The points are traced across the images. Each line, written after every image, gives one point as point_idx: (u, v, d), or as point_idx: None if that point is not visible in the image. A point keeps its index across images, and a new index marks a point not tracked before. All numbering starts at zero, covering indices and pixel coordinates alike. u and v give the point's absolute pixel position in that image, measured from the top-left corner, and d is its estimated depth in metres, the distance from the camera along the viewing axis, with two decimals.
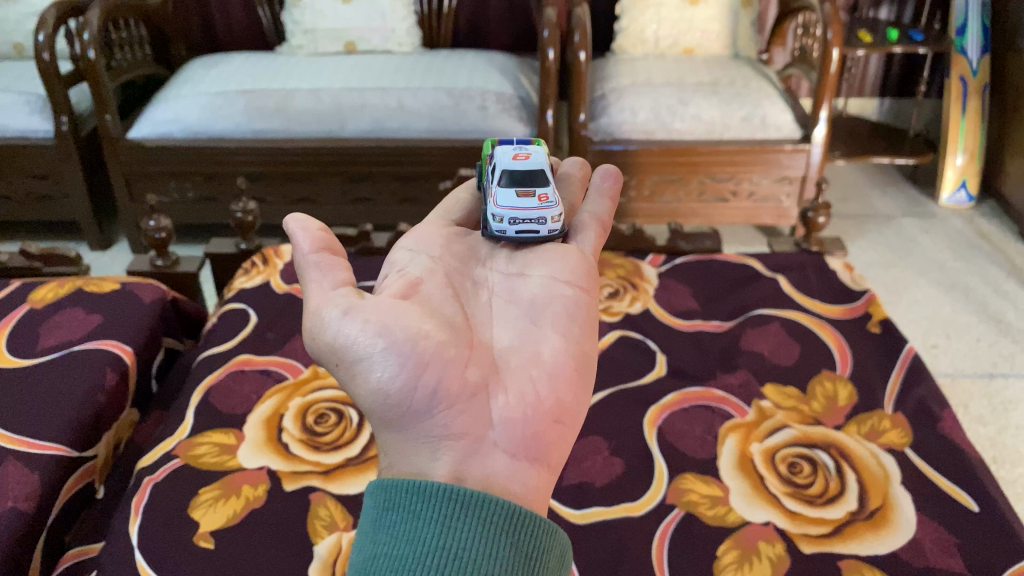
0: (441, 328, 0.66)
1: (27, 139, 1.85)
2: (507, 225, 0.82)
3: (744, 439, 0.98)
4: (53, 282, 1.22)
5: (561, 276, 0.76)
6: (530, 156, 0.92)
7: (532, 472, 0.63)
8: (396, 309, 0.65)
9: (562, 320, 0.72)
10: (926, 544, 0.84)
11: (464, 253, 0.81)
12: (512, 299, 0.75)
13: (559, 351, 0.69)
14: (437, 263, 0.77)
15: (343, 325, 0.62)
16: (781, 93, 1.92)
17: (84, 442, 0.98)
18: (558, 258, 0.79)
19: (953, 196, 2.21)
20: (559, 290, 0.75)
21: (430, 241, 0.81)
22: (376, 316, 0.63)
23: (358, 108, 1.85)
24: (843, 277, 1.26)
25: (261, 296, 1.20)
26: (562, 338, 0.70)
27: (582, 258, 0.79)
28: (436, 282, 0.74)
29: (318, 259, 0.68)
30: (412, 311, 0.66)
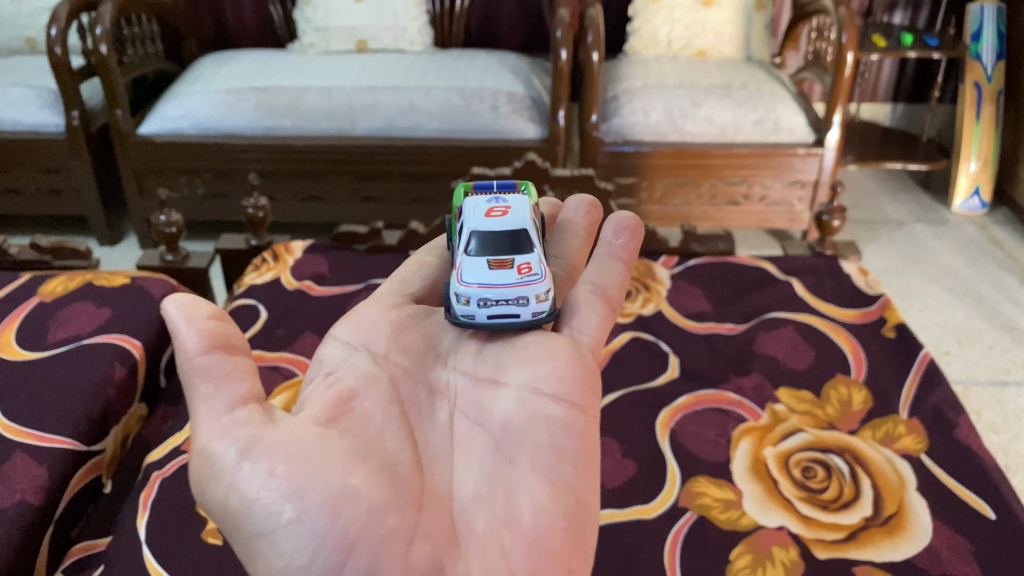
0: (376, 483, 0.60)
1: (37, 133, 1.85)
2: (476, 307, 0.73)
3: (756, 443, 0.97)
4: (63, 275, 1.22)
5: (541, 388, 0.67)
6: (508, 208, 0.79)
7: None
8: (312, 453, 0.59)
9: (538, 456, 0.64)
10: (942, 551, 0.83)
11: (419, 350, 0.74)
12: (481, 421, 0.68)
13: (541, 513, 0.61)
14: (380, 370, 0.70)
15: (247, 482, 0.57)
16: (794, 96, 1.92)
17: (92, 436, 0.97)
18: (549, 357, 0.69)
19: (966, 203, 2.20)
20: (542, 410, 0.66)
21: (375, 336, 0.73)
22: (288, 474, 0.57)
23: (370, 106, 1.85)
24: (857, 281, 1.25)
25: (271, 292, 1.19)
26: (541, 483, 0.63)
27: (577, 352, 0.70)
28: (378, 404, 0.67)
29: (205, 361, 0.62)
30: (333, 455, 0.60)
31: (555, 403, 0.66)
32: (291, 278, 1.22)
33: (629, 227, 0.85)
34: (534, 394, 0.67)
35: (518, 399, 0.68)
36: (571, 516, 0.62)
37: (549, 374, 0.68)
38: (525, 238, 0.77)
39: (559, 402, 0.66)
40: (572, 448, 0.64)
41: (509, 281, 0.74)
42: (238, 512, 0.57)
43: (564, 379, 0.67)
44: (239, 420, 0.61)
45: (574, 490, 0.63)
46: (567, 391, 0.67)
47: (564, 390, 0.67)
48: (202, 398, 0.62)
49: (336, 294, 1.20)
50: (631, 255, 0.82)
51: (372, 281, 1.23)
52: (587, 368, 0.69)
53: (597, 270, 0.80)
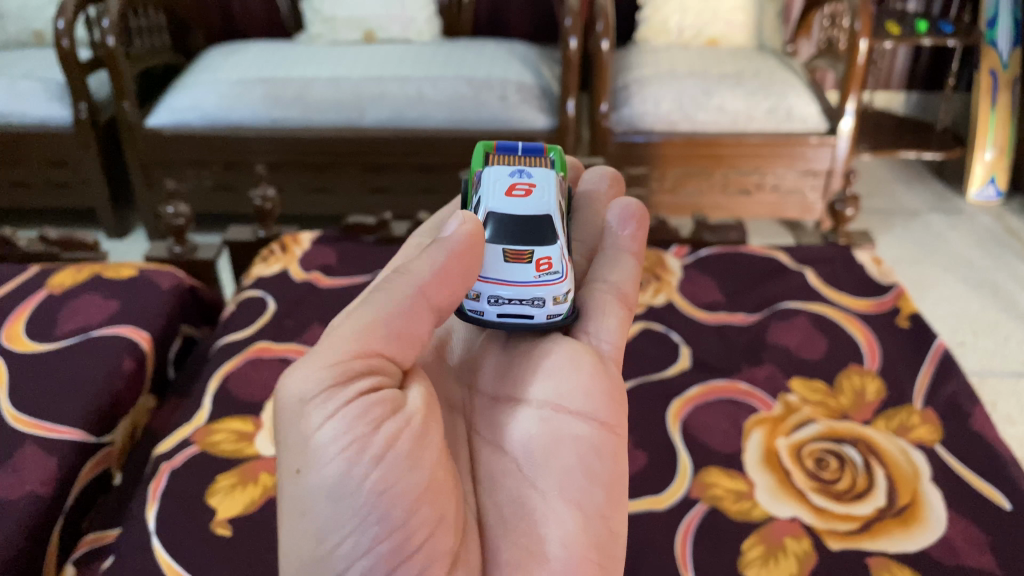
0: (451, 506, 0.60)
1: (46, 126, 1.85)
2: (486, 305, 0.70)
3: (769, 434, 0.96)
4: (72, 267, 1.21)
5: (565, 403, 0.67)
6: (534, 187, 0.74)
7: None
8: (412, 454, 0.57)
9: (568, 477, 0.64)
10: (957, 542, 0.82)
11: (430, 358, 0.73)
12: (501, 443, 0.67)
13: (569, 534, 0.62)
14: None
15: (342, 472, 0.55)
16: (806, 84, 1.90)
17: (102, 427, 0.97)
18: (577, 369, 0.68)
19: (982, 192, 2.17)
20: (572, 428, 0.66)
21: None
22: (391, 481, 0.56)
23: (378, 97, 1.84)
24: (870, 270, 1.23)
25: (280, 283, 1.18)
26: (570, 510, 0.63)
27: (603, 367, 0.70)
28: None
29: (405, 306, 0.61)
30: (427, 466, 0.58)
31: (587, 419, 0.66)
32: (300, 269, 1.21)
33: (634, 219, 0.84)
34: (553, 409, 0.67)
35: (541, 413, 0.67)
36: (601, 541, 0.63)
37: (581, 389, 0.67)
38: (548, 225, 0.72)
39: (592, 420, 0.66)
40: (606, 467, 0.65)
41: (530, 270, 0.70)
42: (305, 496, 0.56)
43: (594, 402, 0.67)
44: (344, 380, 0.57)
45: (607, 518, 0.64)
46: (595, 406, 0.67)
47: (590, 404, 0.67)
48: (356, 331, 0.59)
49: (346, 285, 1.19)
50: (640, 251, 0.82)
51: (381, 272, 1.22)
52: (613, 381, 0.69)
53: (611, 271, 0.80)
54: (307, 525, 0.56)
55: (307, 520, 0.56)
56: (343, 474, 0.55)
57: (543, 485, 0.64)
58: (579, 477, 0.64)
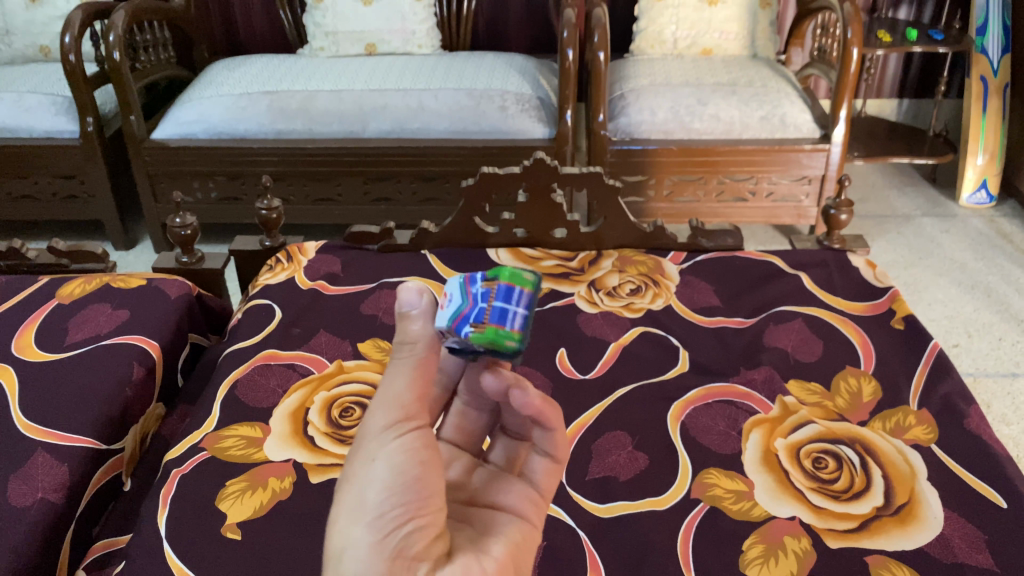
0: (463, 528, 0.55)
1: (52, 140, 1.88)
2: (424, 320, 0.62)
3: (768, 435, 0.98)
4: (81, 277, 1.23)
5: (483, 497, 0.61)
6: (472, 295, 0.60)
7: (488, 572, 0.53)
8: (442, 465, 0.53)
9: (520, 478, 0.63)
10: (954, 540, 0.84)
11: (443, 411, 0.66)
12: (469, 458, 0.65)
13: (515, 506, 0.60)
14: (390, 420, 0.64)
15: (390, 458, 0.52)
16: (800, 93, 1.94)
17: (112, 435, 0.99)
18: (498, 479, 0.62)
19: (973, 196, 2.19)
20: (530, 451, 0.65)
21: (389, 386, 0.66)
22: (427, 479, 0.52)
23: (380, 109, 1.87)
24: (865, 273, 1.25)
25: (286, 291, 1.20)
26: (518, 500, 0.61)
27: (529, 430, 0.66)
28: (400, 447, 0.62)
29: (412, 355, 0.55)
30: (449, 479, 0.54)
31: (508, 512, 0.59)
32: (305, 277, 1.23)
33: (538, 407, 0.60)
34: (468, 503, 0.60)
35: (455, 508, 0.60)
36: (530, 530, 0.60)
37: (499, 488, 0.61)
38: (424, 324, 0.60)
39: (515, 514, 0.60)
40: (525, 557, 0.58)
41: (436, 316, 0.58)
42: (356, 504, 0.51)
43: (520, 501, 0.61)
44: (406, 419, 0.53)
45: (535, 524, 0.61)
46: (518, 503, 0.61)
47: (513, 501, 0.61)
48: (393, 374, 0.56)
49: (349, 293, 1.21)
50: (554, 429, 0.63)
51: (385, 280, 1.24)
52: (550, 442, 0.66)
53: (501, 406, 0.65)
54: (351, 534, 0.51)
55: (351, 530, 0.51)
56: (395, 480, 0.51)
57: (481, 541, 0.56)
58: (501, 544, 0.56)
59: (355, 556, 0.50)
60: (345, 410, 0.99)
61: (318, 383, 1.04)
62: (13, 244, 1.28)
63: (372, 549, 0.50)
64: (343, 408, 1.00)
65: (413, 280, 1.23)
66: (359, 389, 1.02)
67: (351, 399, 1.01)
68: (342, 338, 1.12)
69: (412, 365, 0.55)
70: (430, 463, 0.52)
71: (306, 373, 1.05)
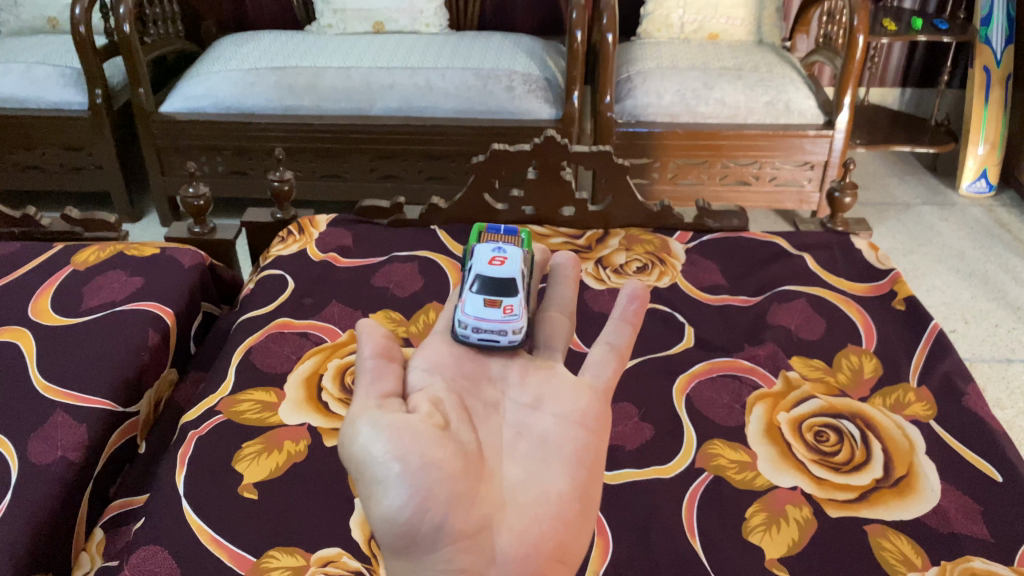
0: (522, 485, 0.62)
1: (60, 111, 1.89)
2: (469, 330, 0.72)
3: (771, 408, 1.00)
4: (95, 245, 1.25)
5: (546, 405, 0.68)
6: (511, 258, 0.78)
7: (559, 512, 0.61)
8: (440, 450, 0.57)
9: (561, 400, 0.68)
10: (951, 511, 0.87)
11: (476, 372, 0.71)
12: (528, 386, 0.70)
13: (563, 429, 0.66)
14: (446, 382, 0.68)
15: (380, 453, 0.54)
16: (804, 80, 1.96)
17: (128, 398, 1.02)
18: (552, 382, 0.70)
19: (973, 185, 2.22)
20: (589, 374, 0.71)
21: (440, 359, 0.70)
22: (425, 461, 0.55)
23: (388, 87, 1.88)
24: (868, 256, 1.27)
25: (298, 262, 1.22)
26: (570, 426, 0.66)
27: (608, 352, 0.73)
28: (450, 401, 0.65)
29: (371, 372, 0.62)
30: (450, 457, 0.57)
31: (574, 432, 0.66)
32: (317, 249, 1.25)
33: (638, 295, 0.76)
34: (527, 428, 0.67)
35: (518, 420, 0.67)
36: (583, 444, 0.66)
37: (563, 401, 0.68)
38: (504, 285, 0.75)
39: (573, 425, 0.66)
40: (593, 472, 0.65)
41: (495, 313, 0.72)
42: (380, 518, 0.55)
43: (582, 407, 0.68)
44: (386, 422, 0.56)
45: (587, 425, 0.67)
46: (578, 410, 0.68)
47: (568, 413, 0.67)
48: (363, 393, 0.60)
49: (360, 266, 1.22)
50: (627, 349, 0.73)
51: (395, 253, 1.25)
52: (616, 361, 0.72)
53: (559, 297, 0.79)
54: (394, 544, 0.55)
55: (391, 539, 0.55)
56: (406, 476, 0.54)
57: (542, 478, 0.63)
58: (559, 477, 0.63)
59: (409, 555, 0.56)
60: None
61: (331, 351, 1.05)
62: (27, 211, 1.29)
63: (425, 547, 0.55)
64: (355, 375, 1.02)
65: (424, 254, 1.25)
66: None
67: None
68: (353, 309, 1.13)
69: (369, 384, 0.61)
70: (421, 446, 0.56)
71: (319, 342, 1.07)
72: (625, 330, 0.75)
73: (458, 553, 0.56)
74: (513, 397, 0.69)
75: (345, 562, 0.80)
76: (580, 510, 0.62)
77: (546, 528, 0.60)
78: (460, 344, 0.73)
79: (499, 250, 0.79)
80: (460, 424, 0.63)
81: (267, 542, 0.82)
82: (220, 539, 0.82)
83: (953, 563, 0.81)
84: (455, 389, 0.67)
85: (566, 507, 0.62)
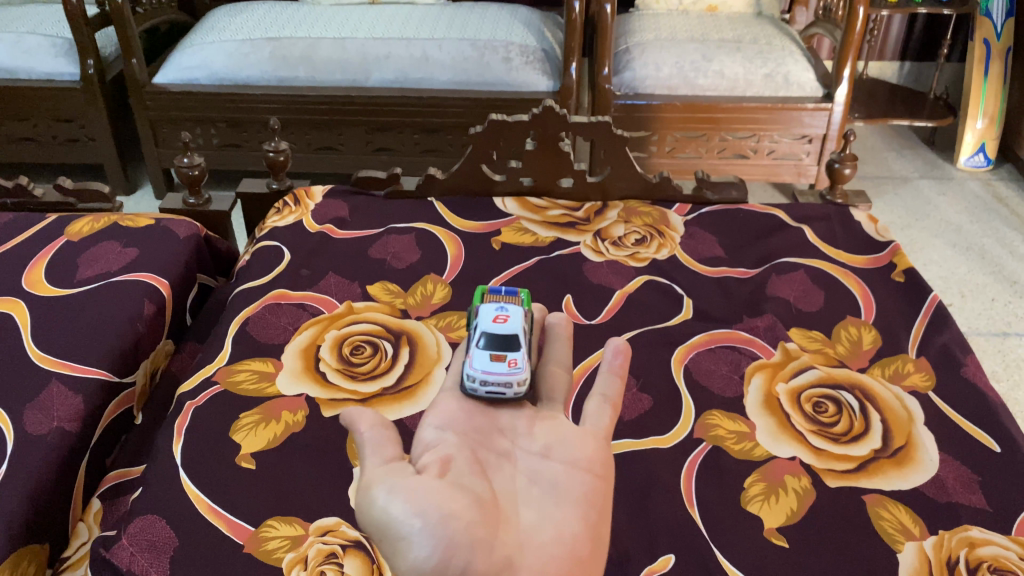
0: (536, 528, 0.61)
1: (52, 82, 1.87)
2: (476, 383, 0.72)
3: (769, 378, 1.00)
4: (89, 216, 1.23)
5: (556, 452, 0.67)
6: (513, 315, 0.78)
7: (575, 552, 0.61)
8: (455, 501, 0.57)
9: (567, 443, 0.68)
10: (949, 481, 0.87)
11: (486, 425, 0.70)
12: (535, 434, 0.69)
13: (573, 473, 0.66)
14: (455, 435, 0.67)
15: (396, 507, 0.55)
16: (804, 52, 1.95)
17: (124, 368, 1.01)
18: (559, 432, 0.69)
19: (971, 159, 2.21)
20: (592, 421, 0.71)
21: (449, 413, 0.70)
22: (442, 511, 0.55)
23: (383, 59, 1.86)
24: (867, 228, 1.26)
25: (294, 233, 1.21)
26: (578, 470, 0.66)
27: (606, 404, 0.72)
28: (461, 454, 0.64)
29: (374, 437, 0.62)
30: (464, 505, 0.57)
31: (580, 476, 0.66)
32: (313, 221, 1.24)
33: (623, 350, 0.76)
34: (538, 471, 0.66)
35: (530, 467, 0.66)
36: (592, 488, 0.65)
37: (568, 447, 0.68)
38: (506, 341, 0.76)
39: (579, 469, 0.66)
40: (602, 517, 0.64)
41: (501, 366, 0.72)
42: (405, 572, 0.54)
43: (589, 453, 0.68)
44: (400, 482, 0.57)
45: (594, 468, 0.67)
46: (586, 456, 0.67)
47: (577, 457, 0.67)
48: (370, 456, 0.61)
49: (356, 237, 1.21)
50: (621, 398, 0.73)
51: (392, 225, 1.24)
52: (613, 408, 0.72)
53: (560, 350, 0.79)
54: None
55: None
56: (426, 528, 0.54)
57: (557, 519, 0.62)
58: (572, 520, 0.62)
59: None
60: (356, 348, 1.00)
61: (329, 322, 1.05)
62: (20, 182, 1.28)
63: None
64: (353, 346, 1.01)
65: (421, 226, 1.23)
66: (369, 329, 1.04)
67: (361, 338, 1.02)
68: (350, 281, 1.12)
69: (376, 447, 0.61)
70: (439, 498, 0.56)
71: (317, 313, 1.07)
72: (614, 382, 0.74)
73: None
74: (523, 445, 0.68)
75: (344, 532, 0.80)
76: (593, 556, 0.62)
77: (565, 568, 0.59)
78: (468, 398, 0.73)
79: (502, 308, 0.79)
80: (471, 476, 0.62)
81: (266, 511, 0.82)
82: (218, 508, 0.82)
83: (951, 532, 0.82)
84: (468, 442, 0.66)
85: (580, 548, 0.61)
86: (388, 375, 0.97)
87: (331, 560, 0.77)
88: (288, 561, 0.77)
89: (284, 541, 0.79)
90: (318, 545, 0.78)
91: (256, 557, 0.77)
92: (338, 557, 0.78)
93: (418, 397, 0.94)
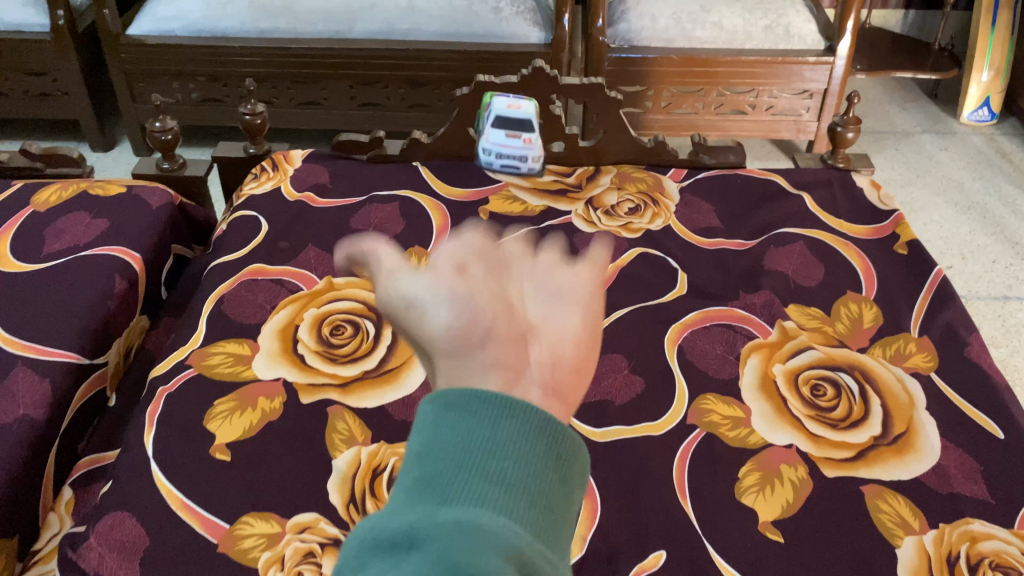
0: (552, 306, 0.55)
1: (21, 33, 1.78)
2: None
3: (766, 359, 0.96)
4: (57, 183, 1.16)
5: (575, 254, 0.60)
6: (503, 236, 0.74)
7: (584, 326, 0.54)
8: (465, 290, 0.51)
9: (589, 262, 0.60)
10: (950, 470, 0.84)
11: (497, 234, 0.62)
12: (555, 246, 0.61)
13: (591, 268, 0.59)
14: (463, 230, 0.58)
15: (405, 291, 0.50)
16: (805, 3, 1.87)
17: (94, 348, 0.96)
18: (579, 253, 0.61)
19: (975, 113, 2.15)
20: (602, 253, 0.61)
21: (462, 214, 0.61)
22: (450, 294, 0.50)
23: (368, 8, 1.78)
24: (870, 195, 1.21)
25: (271, 202, 1.15)
26: (595, 269, 0.59)
27: (608, 261, 0.61)
28: (471, 231, 0.57)
29: (373, 249, 0.58)
30: (474, 289, 0.51)
31: (599, 279, 0.59)
32: (291, 188, 1.18)
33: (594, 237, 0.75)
34: (555, 258, 0.59)
35: (547, 252, 0.59)
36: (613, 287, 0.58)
37: (588, 254, 0.61)
38: None
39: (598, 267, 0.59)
40: (601, 305, 0.57)
41: None
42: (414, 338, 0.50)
43: (605, 254, 0.61)
44: (402, 276, 0.52)
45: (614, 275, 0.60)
46: (603, 256, 0.61)
47: (594, 256, 0.60)
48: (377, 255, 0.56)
49: (336, 207, 1.15)
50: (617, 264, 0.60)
51: (375, 192, 1.18)
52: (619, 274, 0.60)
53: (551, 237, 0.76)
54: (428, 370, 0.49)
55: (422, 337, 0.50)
56: (446, 306, 0.50)
57: (574, 298, 0.56)
58: (590, 310, 0.56)
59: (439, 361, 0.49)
60: (336, 329, 0.96)
61: (308, 300, 1.00)
62: None
63: (462, 356, 0.48)
64: (333, 326, 0.97)
65: (405, 193, 1.17)
66: (351, 308, 0.99)
67: (342, 318, 0.98)
68: (331, 255, 1.07)
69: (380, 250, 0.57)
70: (450, 284, 0.51)
71: (295, 290, 1.02)
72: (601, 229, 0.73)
73: (497, 350, 0.49)
74: (541, 246, 0.61)
75: (323, 529, 0.77)
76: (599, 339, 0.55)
77: (574, 347, 0.53)
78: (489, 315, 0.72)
79: None
80: (480, 239, 0.56)
81: (242, 507, 0.78)
82: (191, 504, 0.78)
83: (951, 525, 0.79)
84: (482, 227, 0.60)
85: (591, 333, 0.55)
86: (370, 358, 0.94)
87: (309, 560, 0.74)
88: (264, 561, 0.74)
89: (260, 539, 0.76)
90: (296, 544, 0.75)
91: (231, 557, 0.74)
92: (316, 556, 0.75)
93: (400, 381, 0.92)
